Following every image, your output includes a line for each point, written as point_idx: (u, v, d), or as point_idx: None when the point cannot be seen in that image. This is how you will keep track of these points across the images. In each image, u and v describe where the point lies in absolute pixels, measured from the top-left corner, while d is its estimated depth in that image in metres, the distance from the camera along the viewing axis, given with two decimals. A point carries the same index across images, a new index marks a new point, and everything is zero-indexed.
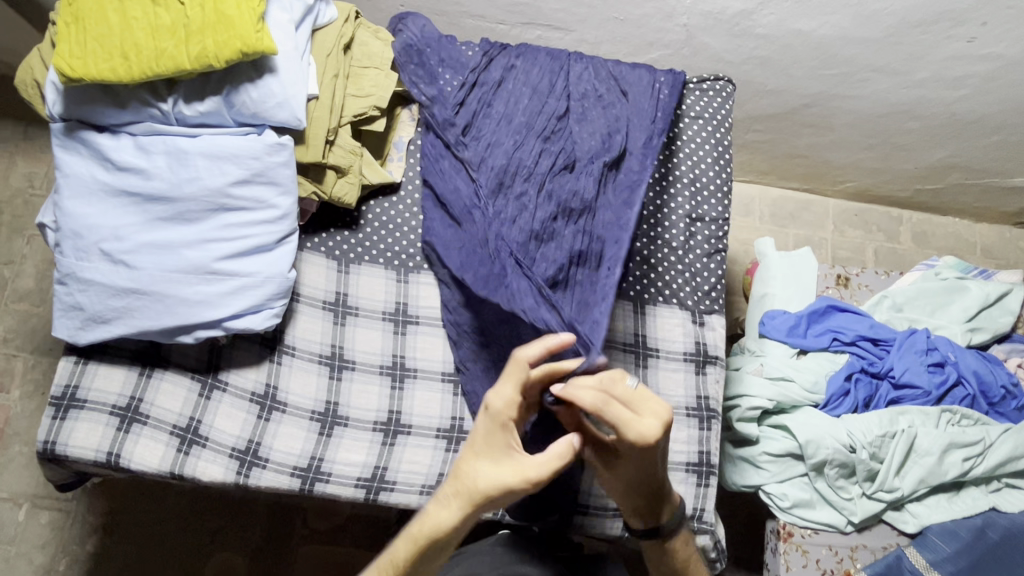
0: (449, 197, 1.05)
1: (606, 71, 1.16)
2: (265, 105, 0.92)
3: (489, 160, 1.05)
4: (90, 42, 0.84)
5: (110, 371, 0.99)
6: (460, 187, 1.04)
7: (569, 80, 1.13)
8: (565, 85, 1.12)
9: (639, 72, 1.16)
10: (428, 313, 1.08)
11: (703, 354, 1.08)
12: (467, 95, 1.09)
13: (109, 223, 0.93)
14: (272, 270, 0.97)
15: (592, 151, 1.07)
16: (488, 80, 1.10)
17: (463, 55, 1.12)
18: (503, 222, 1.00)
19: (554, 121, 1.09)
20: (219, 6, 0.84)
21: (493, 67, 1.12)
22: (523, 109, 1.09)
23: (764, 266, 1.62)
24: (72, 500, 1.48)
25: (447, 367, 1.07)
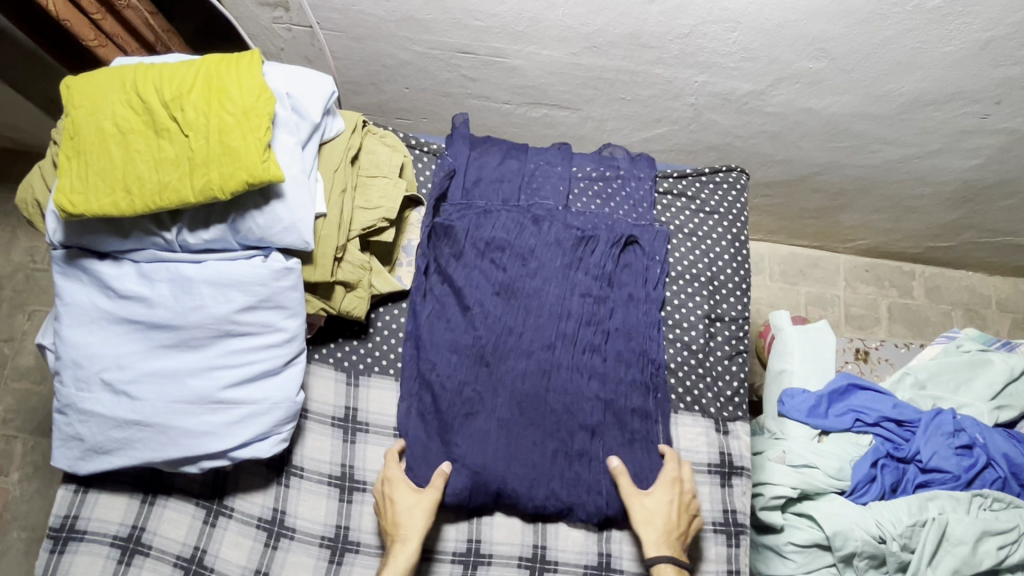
0: (444, 323, 1.03)
1: (593, 155, 1.19)
2: (272, 230, 0.88)
3: (482, 293, 1.04)
4: (92, 176, 0.82)
5: (112, 499, 0.96)
6: (453, 321, 1.03)
7: (550, 157, 1.17)
8: (559, 162, 1.17)
9: (622, 172, 1.17)
10: (475, 458, 0.97)
11: (729, 465, 1.03)
12: (456, 195, 1.11)
13: (111, 351, 0.89)
14: (279, 395, 0.93)
15: (603, 263, 1.07)
16: (474, 156, 1.15)
17: (486, 154, 1.15)
18: (499, 369, 1.01)
19: (541, 196, 1.13)
20: (224, 138, 0.82)
21: (490, 145, 1.17)
22: (494, 192, 1.12)
23: (780, 340, 1.58)
24: None
25: (461, 545, 0.98)
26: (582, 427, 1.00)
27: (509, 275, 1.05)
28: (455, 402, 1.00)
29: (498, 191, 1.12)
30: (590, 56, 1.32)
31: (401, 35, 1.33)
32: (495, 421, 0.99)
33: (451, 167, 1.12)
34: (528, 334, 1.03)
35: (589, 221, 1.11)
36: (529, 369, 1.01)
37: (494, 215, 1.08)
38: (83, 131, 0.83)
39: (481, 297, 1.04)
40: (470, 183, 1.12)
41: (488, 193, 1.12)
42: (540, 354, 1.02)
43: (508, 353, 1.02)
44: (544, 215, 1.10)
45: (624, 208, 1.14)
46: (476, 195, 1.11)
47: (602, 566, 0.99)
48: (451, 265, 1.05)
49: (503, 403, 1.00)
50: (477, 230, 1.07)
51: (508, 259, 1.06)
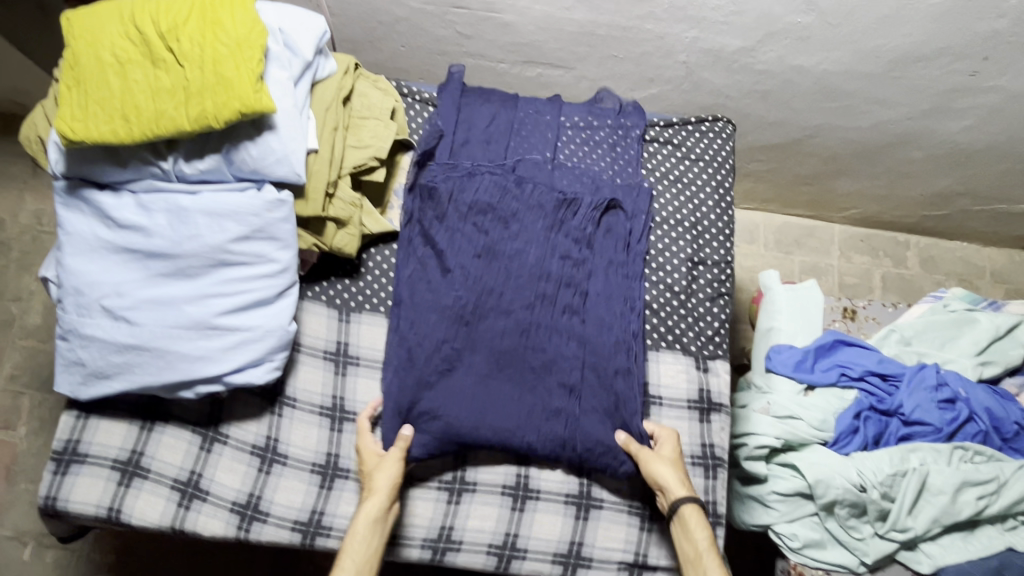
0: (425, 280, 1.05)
1: (581, 111, 1.20)
2: (265, 162, 0.92)
3: (462, 252, 1.06)
4: (91, 104, 0.85)
5: (112, 426, 1.00)
6: (433, 279, 1.05)
7: (546, 112, 1.19)
8: (552, 124, 1.18)
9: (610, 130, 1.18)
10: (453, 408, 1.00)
11: (707, 401, 1.06)
12: (440, 155, 1.12)
13: (110, 279, 0.93)
14: (272, 324, 0.96)
15: (584, 226, 1.08)
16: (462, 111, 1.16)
17: (474, 114, 1.17)
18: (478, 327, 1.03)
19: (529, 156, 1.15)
20: (218, 68, 0.85)
21: (485, 103, 1.18)
22: (481, 152, 1.14)
23: (769, 299, 1.60)
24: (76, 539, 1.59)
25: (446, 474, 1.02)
26: (561, 385, 1.02)
27: (490, 234, 1.06)
28: (434, 358, 1.01)
29: (486, 151, 1.14)
30: (582, 10, 1.34)
31: None
32: (472, 375, 1.01)
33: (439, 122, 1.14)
34: (507, 294, 1.04)
35: (575, 183, 1.13)
36: (508, 329, 1.03)
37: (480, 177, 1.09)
38: (83, 61, 0.86)
39: (461, 258, 1.05)
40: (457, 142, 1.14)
41: (473, 152, 1.14)
42: (519, 314, 1.04)
43: (487, 312, 1.04)
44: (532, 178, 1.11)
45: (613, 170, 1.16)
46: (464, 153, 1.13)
47: (582, 496, 1.02)
48: (433, 223, 1.07)
49: (482, 362, 1.02)
50: (463, 190, 1.08)
51: (492, 220, 1.07)
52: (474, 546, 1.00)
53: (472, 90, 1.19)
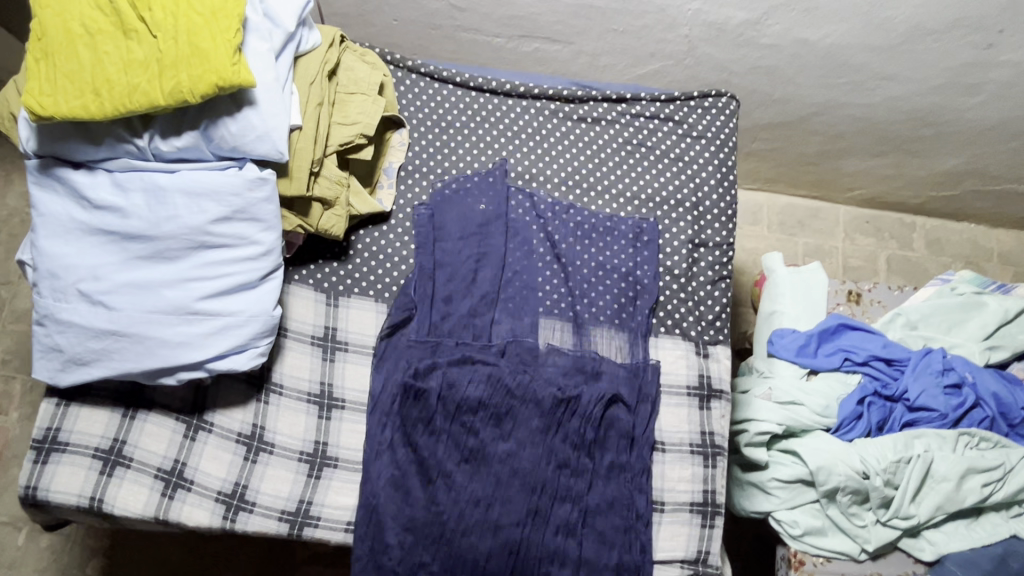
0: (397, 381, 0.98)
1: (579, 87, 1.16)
2: (245, 139, 0.87)
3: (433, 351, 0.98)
4: (60, 78, 0.81)
5: (93, 413, 0.97)
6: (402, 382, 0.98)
7: (556, 230, 1.06)
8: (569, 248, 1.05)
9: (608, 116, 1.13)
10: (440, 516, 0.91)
11: (707, 388, 1.03)
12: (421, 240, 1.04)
13: (87, 262, 0.89)
14: (255, 309, 0.93)
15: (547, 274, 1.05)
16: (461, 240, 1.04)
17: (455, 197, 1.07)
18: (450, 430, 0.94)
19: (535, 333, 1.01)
20: (193, 39, 0.80)
21: (492, 226, 1.05)
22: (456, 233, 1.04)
23: (772, 282, 1.56)
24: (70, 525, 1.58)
25: None
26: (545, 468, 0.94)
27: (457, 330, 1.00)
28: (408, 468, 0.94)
29: (482, 293, 1.02)
30: None
31: None
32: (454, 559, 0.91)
33: (428, 257, 1.03)
34: (497, 508, 0.92)
35: (580, 341, 1.02)
36: (494, 551, 0.91)
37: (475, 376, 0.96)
38: (51, 32, 0.82)
39: (445, 467, 0.92)
40: (456, 301, 1.01)
41: (464, 298, 1.01)
42: (509, 531, 0.91)
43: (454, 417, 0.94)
44: (527, 166, 1.10)
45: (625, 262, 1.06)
46: (455, 283, 1.02)
47: None
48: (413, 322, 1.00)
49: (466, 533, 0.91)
50: (452, 368, 0.96)
51: (485, 415, 0.95)
52: None
53: (476, 185, 1.07)
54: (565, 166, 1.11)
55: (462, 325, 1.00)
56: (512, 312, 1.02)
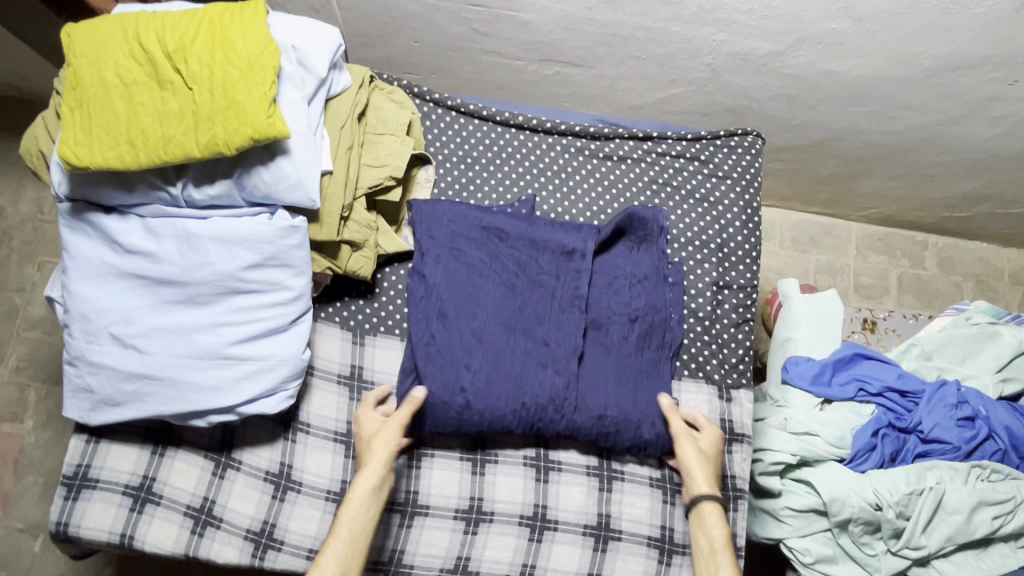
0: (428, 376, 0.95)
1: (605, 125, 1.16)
2: (278, 187, 0.87)
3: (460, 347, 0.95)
4: (95, 128, 0.81)
5: (122, 450, 0.98)
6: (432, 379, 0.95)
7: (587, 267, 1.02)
8: (573, 284, 1.01)
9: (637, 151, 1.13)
10: None
11: (730, 431, 1.04)
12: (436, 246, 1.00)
13: (118, 306, 0.90)
14: (285, 352, 0.93)
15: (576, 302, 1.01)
16: (462, 256, 1.01)
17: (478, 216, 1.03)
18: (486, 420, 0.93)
19: (555, 363, 0.97)
20: (229, 91, 0.80)
21: (503, 251, 1.02)
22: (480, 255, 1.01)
23: (787, 308, 1.57)
24: None
25: (462, 504, 0.99)
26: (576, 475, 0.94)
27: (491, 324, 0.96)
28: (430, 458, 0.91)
29: (496, 308, 0.98)
30: (606, 11, 1.28)
31: None
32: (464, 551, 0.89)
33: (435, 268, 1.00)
34: None
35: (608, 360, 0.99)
36: None
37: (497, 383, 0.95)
38: (87, 82, 0.82)
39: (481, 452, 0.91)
40: (467, 310, 0.97)
41: (470, 316, 0.97)
42: None
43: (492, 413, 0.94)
44: (553, 205, 1.10)
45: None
46: (464, 302, 0.98)
47: (601, 528, 1.00)
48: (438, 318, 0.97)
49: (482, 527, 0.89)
50: (476, 374, 0.94)
51: (512, 421, 0.95)
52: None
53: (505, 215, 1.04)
54: (590, 204, 1.11)
55: (472, 337, 0.96)
56: (530, 334, 0.98)
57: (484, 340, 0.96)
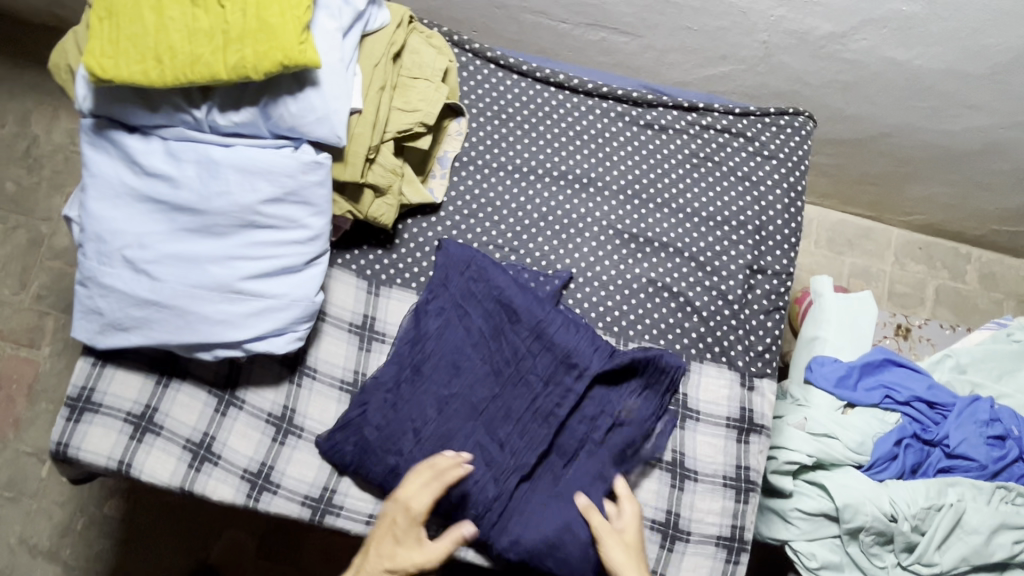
0: (419, 362, 0.94)
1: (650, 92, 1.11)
2: (304, 120, 0.84)
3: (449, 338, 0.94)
4: (123, 40, 0.78)
5: (128, 377, 0.97)
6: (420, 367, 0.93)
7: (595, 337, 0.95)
8: (556, 399, 0.93)
9: (680, 123, 1.07)
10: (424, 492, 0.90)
11: (748, 422, 0.99)
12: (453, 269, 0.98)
13: (133, 229, 0.88)
14: (298, 293, 0.91)
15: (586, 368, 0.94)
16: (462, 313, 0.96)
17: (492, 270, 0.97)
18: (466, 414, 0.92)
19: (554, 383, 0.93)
20: (262, 13, 0.77)
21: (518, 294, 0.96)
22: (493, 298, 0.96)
23: (818, 307, 1.50)
24: None
25: None
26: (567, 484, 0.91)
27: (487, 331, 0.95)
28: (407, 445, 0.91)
29: (493, 329, 0.95)
30: None
31: None
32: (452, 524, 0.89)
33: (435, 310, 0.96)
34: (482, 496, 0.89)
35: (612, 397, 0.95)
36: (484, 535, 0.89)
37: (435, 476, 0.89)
38: None
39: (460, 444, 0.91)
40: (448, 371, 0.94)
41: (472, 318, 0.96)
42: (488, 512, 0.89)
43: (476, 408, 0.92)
44: (588, 170, 1.06)
45: (674, 277, 1.03)
46: (451, 363, 0.94)
47: None
48: (433, 309, 0.96)
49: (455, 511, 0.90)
50: (419, 445, 0.91)
51: (480, 433, 0.92)
52: None
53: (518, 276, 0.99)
54: (625, 172, 1.06)
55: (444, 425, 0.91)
56: (490, 430, 0.92)
57: (444, 412, 0.92)
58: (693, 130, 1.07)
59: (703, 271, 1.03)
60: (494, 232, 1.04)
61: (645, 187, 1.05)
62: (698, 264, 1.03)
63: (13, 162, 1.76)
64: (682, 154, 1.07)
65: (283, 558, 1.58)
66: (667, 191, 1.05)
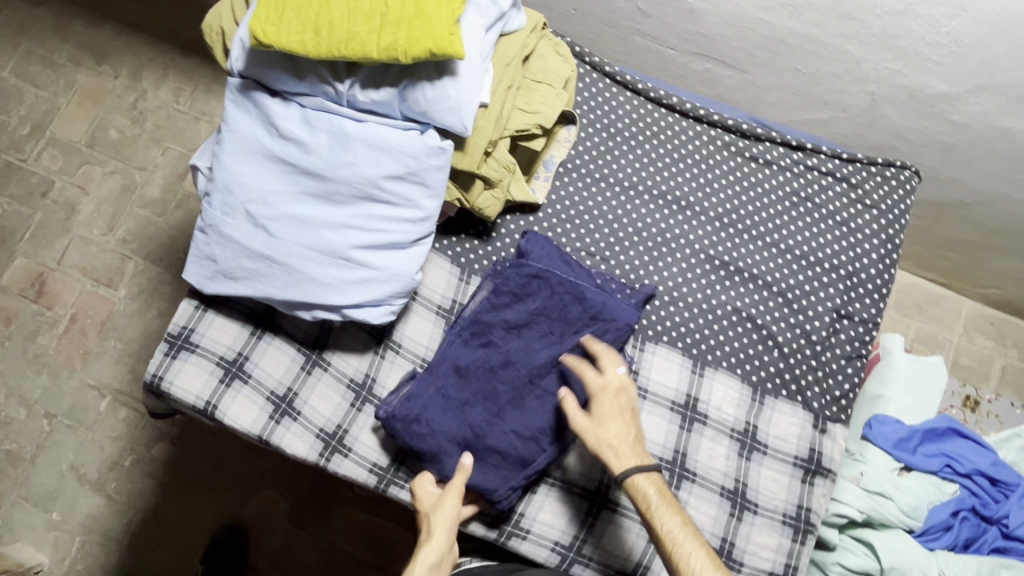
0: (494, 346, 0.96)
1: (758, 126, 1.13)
2: (437, 106, 0.89)
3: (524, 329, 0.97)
4: (288, 10, 0.84)
5: (226, 323, 1.02)
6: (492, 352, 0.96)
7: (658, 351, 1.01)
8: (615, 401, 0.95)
9: (784, 161, 1.09)
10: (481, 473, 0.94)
11: (815, 463, 0.99)
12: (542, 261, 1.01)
13: (260, 186, 0.93)
14: (400, 269, 0.95)
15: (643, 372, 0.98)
16: (549, 313, 0.98)
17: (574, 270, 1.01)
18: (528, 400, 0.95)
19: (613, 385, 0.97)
20: (421, 2, 0.82)
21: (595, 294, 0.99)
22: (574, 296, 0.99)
23: (885, 364, 1.47)
24: None
25: None
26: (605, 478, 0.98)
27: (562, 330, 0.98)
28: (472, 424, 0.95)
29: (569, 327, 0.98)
30: (782, 15, 1.23)
31: None
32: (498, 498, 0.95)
33: (525, 308, 0.98)
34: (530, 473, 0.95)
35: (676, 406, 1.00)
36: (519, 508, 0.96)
37: (498, 467, 0.93)
38: None
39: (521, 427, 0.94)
40: (526, 368, 0.95)
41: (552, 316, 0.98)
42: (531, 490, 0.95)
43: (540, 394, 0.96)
44: (687, 193, 1.08)
45: (759, 309, 1.04)
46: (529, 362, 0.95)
47: None
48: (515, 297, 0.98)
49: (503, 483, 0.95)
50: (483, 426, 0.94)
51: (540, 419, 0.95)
52: (539, 541, 0.97)
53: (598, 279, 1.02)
54: (724, 200, 1.08)
55: (513, 419, 0.94)
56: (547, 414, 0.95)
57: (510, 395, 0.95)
58: (797, 169, 1.09)
59: (790, 307, 1.04)
60: (588, 240, 1.06)
61: (742, 218, 1.07)
62: (786, 300, 1.04)
63: (120, 112, 1.87)
64: (783, 191, 1.08)
65: (313, 525, 1.61)
66: (763, 225, 1.07)
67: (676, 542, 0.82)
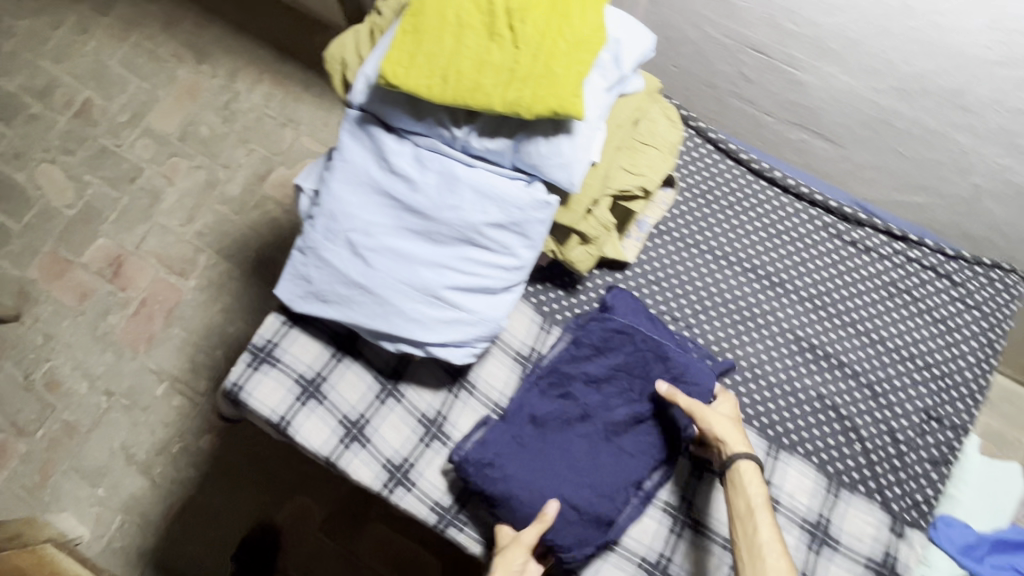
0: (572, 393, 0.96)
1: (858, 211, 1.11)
2: (549, 161, 0.90)
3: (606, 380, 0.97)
4: (420, 55, 0.86)
5: (309, 342, 1.04)
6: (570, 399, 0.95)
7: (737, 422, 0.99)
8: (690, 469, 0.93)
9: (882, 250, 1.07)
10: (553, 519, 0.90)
11: (890, 568, 0.92)
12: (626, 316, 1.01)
13: (365, 217, 0.95)
14: (489, 313, 0.96)
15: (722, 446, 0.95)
16: (631, 369, 0.97)
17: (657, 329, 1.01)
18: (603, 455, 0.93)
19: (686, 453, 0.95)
20: (551, 62, 0.84)
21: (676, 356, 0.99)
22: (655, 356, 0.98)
23: (962, 465, 1.43)
24: (203, 397, 1.66)
25: None
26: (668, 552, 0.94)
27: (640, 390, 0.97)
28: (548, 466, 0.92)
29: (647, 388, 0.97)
30: (892, 98, 1.21)
31: (704, 15, 1.28)
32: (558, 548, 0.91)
33: (605, 362, 0.97)
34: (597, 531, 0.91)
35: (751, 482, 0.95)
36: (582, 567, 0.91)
37: (574, 524, 0.90)
38: (427, 14, 0.87)
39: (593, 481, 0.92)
40: (602, 423, 0.94)
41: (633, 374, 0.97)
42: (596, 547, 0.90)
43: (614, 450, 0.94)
44: (780, 270, 1.07)
45: (845, 399, 1.01)
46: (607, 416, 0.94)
47: None
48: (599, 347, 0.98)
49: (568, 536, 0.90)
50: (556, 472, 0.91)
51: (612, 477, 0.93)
52: None
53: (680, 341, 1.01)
54: (817, 283, 1.06)
55: (586, 469, 0.92)
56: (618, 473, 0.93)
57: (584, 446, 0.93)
58: (895, 261, 1.07)
59: (877, 402, 1.01)
60: (674, 305, 1.06)
61: (835, 304, 1.05)
62: (874, 394, 1.01)
63: (213, 110, 1.93)
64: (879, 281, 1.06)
65: (344, 539, 1.56)
66: (856, 313, 1.05)
67: (757, 544, 0.81)
